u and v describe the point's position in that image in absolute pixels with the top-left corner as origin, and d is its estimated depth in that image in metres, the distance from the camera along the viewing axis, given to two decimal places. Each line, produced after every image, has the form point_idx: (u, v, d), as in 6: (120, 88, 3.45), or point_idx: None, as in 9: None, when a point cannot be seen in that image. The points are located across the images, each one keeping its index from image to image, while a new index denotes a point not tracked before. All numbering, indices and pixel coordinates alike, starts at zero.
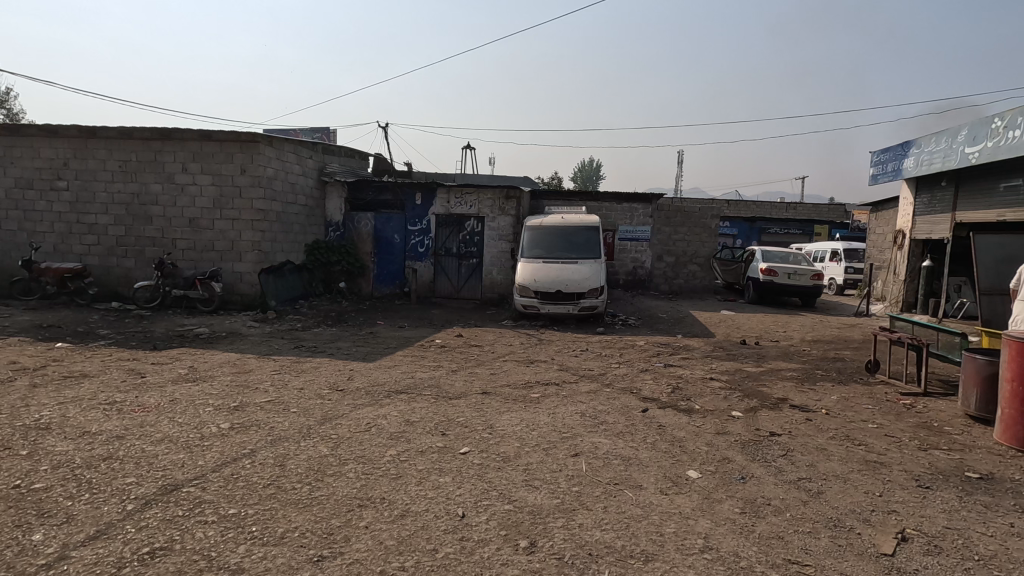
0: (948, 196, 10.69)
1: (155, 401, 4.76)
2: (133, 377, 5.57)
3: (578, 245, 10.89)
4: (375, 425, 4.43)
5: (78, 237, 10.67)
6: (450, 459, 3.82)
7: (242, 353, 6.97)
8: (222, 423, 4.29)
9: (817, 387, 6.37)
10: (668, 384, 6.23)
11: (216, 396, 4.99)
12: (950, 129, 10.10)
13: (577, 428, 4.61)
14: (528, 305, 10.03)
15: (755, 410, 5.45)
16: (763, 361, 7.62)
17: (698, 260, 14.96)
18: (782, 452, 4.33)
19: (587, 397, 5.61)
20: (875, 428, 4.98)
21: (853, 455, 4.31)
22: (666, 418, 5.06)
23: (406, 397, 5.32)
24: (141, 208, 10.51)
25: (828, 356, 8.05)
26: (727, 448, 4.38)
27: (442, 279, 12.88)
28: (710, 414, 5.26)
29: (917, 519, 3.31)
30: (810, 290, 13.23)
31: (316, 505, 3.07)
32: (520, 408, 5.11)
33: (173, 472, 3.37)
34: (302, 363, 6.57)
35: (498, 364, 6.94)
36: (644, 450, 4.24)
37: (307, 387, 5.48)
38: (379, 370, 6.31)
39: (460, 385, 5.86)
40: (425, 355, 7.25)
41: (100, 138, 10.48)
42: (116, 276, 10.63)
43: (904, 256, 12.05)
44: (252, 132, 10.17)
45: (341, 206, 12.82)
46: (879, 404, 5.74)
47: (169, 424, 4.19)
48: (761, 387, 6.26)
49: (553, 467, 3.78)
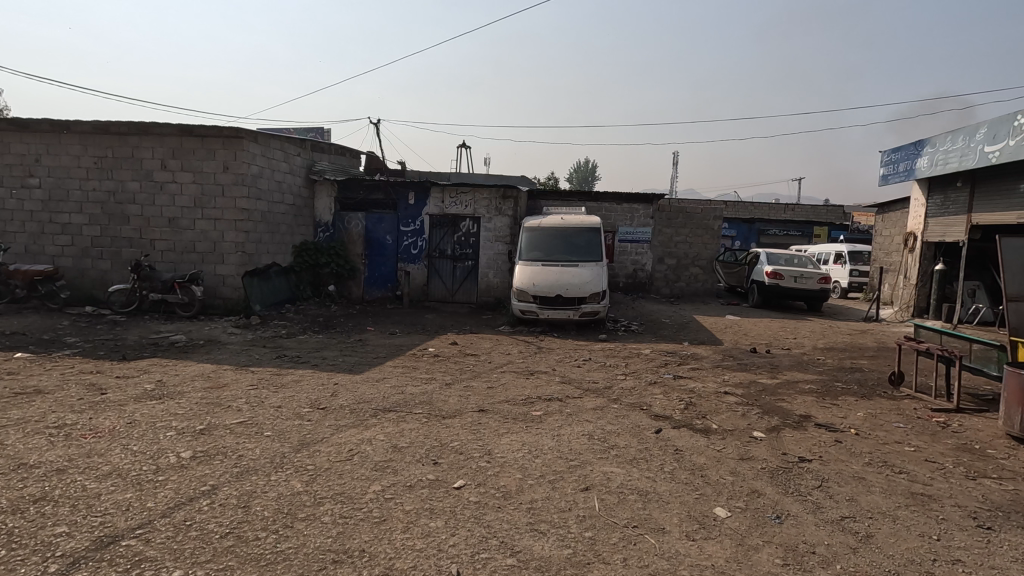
0: (963, 197, 10.28)
1: (109, 423, 4.23)
2: (92, 394, 5.01)
3: (578, 246, 10.41)
4: (358, 452, 3.91)
5: (51, 237, 10.10)
6: (442, 497, 3.32)
7: (218, 364, 6.44)
8: (184, 450, 3.79)
9: (839, 402, 5.89)
10: (680, 399, 5.74)
11: (181, 417, 4.45)
12: (967, 127, 9.68)
13: (585, 454, 4.13)
14: (525, 310, 9.55)
15: (778, 429, 4.98)
16: (776, 372, 7.14)
17: (700, 263, 14.46)
18: (817, 483, 3.84)
19: (593, 415, 5.10)
20: (911, 452, 4.51)
21: (895, 486, 3.83)
22: (682, 441, 4.58)
23: (394, 416, 4.81)
24: (117, 207, 9.94)
25: (844, 365, 7.59)
26: (753, 478, 3.89)
27: (437, 282, 12.36)
28: (729, 435, 4.78)
29: (988, 571, 2.83)
30: (816, 294, 12.74)
31: (280, 563, 2.56)
32: (520, 429, 4.61)
33: (114, 519, 2.85)
34: (283, 376, 6.04)
35: (495, 376, 6.43)
36: (662, 482, 3.75)
37: (285, 405, 4.96)
38: (366, 385, 5.79)
39: (454, 401, 5.34)
40: (417, 366, 6.72)
41: (73, 133, 9.91)
42: (91, 279, 10.07)
43: (914, 259, 11.61)
44: (235, 127, 9.64)
45: (330, 206, 12.30)
46: (911, 423, 5.26)
47: (121, 454, 3.68)
48: (780, 403, 5.77)
49: (560, 507, 3.28)
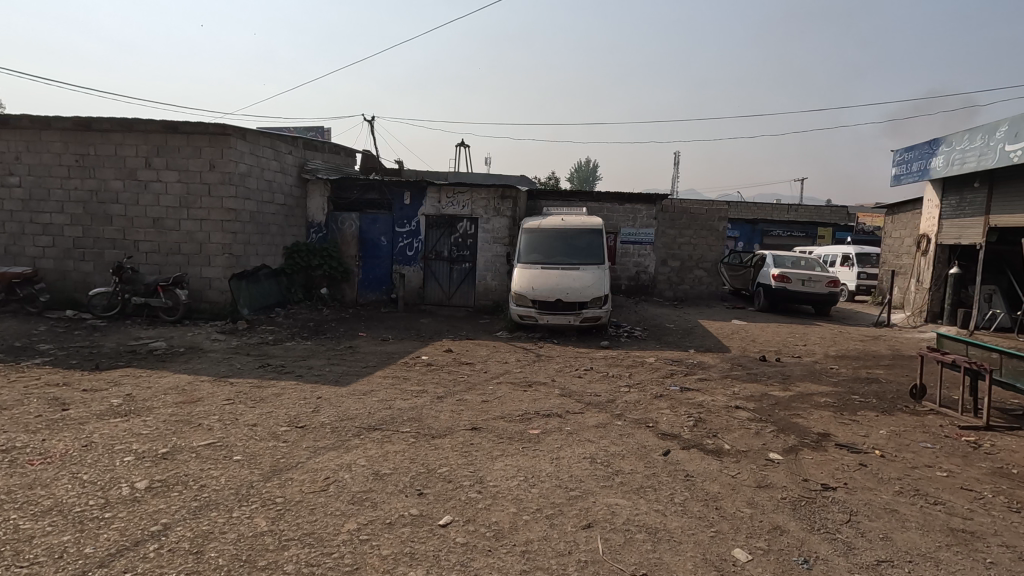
0: (981, 198, 9.88)
1: (63, 446, 3.84)
2: (52, 410, 4.62)
3: (579, 249, 10.01)
4: (334, 481, 3.52)
5: (32, 238, 9.72)
6: (425, 537, 2.93)
7: (195, 375, 6.04)
8: (139, 479, 3.40)
9: (859, 418, 5.49)
10: (689, 415, 5.35)
11: (144, 438, 4.06)
12: (987, 125, 9.26)
13: (586, 481, 3.75)
14: (524, 315, 9.16)
15: (795, 450, 4.58)
16: (788, 383, 6.74)
17: (705, 265, 14.05)
18: (844, 517, 3.44)
19: (595, 434, 4.71)
20: (944, 478, 4.12)
21: (933, 521, 3.43)
22: (693, 464, 4.19)
23: (379, 436, 4.41)
24: (99, 207, 9.56)
25: (860, 376, 7.18)
26: (774, 511, 3.50)
27: (433, 284, 11.96)
28: (743, 457, 4.39)
29: None
30: (826, 298, 12.31)
31: None
32: (515, 451, 4.22)
33: (42, 570, 2.47)
34: (264, 389, 5.65)
35: (491, 388, 6.05)
36: (673, 516, 3.35)
37: (261, 423, 4.56)
38: (352, 399, 5.39)
39: (445, 418, 4.95)
40: (408, 377, 6.33)
41: (54, 130, 9.53)
42: (73, 282, 9.69)
43: (928, 262, 11.20)
44: (222, 123, 9.23)
45: (323, 206, 11.93)
46: (939, 443, 4.86)
47: (69, 484, 3.30)
48: (796, 419, 5.37)
49: (558, 549, 2.89)
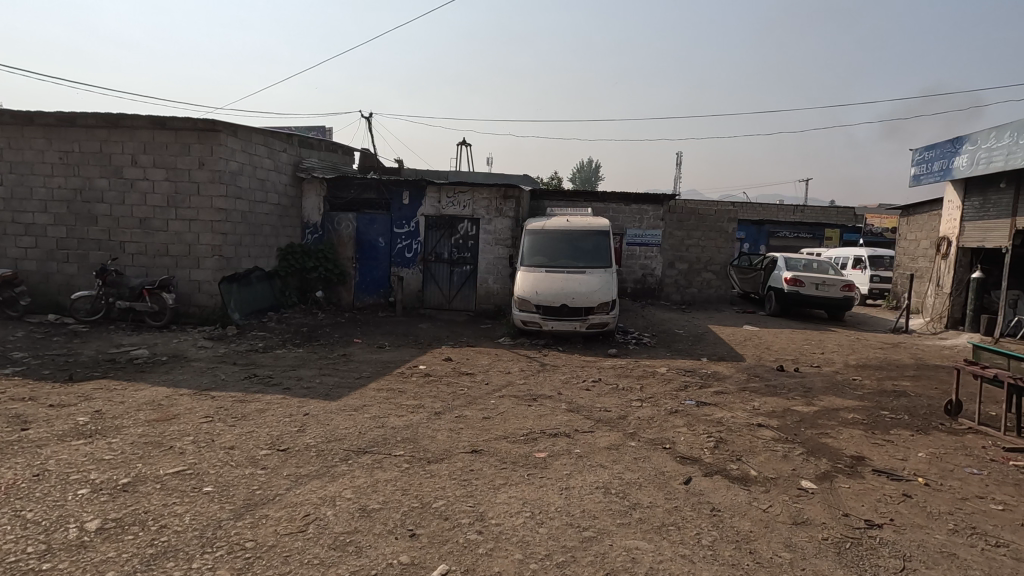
0: (1007, 199, 9.43)
1: (11, 476, 3.41)
2: (9, 430, 4.19)
3: (585, 252, 9.56)
4: (315, 520, 3.08)
5: (14, 239, 9.32)
6: None
7: (175, 388, 5.62)
8: (91, 519, 2.97)
9: (893, 438, 5.05)
10: (708, 435, 4.90)
11: (105, 466, 3.62)
12: (1017, 122, 8.79)
13: (602, 519, 3.30)
14: (528, 321, 8.72)
15: (830, 477, 4.14)
16: (811, 396, 6.29)
17: (714, 267, 13.57)
18: (898, 565, 3.00)
19: (608, 459, 4.27)
20: (1002, 512, 3.66)
21: (1000, 569, 2.98)
22: (718, 495, 3.75)
23: (369, 461, 3.98)
24: (84, 206, 9.15)
25: (885, 388, 6.72)
26: (817, 556, 3.05)
27: (432, 287, 11.53)
28: (773, 486, 3.95)
29: None
30: (840, 303, 11.87)
31: None
32: (520, 480, 3.79)
33: None
34: (249, 403, 5.23)
35: (493, 402, 5.62)
36: (703, 564, 2.90)
37: (239, 446, 4.13)
38: (342, 415, 4.96)
39: (443, 439, 4.51)
40: (404, 390, 5.90)
41: (37, 126, 9.11)
42: (56, 284, 9.28)
43: (948, 266, 10.76)
44: (211, 119, 8.79)
45: (319, 205, 11.52)
46: (985, 468, 4.41)
47: (7, 525, 2.87)
48: (825, 440, 4.92)
49: None
